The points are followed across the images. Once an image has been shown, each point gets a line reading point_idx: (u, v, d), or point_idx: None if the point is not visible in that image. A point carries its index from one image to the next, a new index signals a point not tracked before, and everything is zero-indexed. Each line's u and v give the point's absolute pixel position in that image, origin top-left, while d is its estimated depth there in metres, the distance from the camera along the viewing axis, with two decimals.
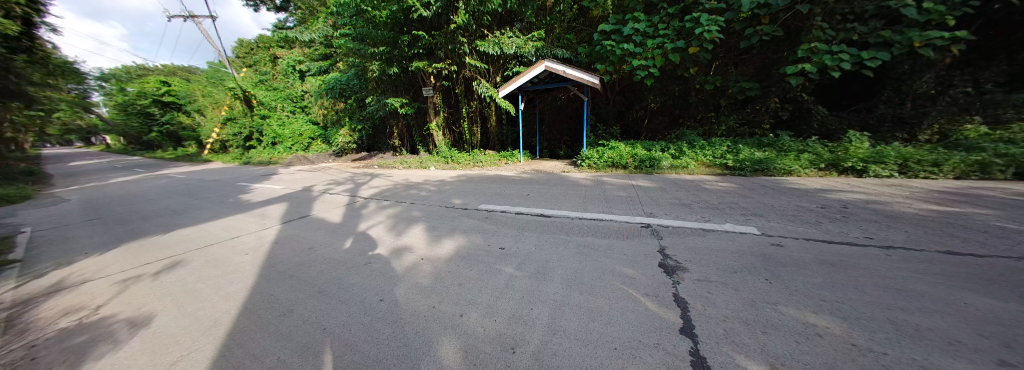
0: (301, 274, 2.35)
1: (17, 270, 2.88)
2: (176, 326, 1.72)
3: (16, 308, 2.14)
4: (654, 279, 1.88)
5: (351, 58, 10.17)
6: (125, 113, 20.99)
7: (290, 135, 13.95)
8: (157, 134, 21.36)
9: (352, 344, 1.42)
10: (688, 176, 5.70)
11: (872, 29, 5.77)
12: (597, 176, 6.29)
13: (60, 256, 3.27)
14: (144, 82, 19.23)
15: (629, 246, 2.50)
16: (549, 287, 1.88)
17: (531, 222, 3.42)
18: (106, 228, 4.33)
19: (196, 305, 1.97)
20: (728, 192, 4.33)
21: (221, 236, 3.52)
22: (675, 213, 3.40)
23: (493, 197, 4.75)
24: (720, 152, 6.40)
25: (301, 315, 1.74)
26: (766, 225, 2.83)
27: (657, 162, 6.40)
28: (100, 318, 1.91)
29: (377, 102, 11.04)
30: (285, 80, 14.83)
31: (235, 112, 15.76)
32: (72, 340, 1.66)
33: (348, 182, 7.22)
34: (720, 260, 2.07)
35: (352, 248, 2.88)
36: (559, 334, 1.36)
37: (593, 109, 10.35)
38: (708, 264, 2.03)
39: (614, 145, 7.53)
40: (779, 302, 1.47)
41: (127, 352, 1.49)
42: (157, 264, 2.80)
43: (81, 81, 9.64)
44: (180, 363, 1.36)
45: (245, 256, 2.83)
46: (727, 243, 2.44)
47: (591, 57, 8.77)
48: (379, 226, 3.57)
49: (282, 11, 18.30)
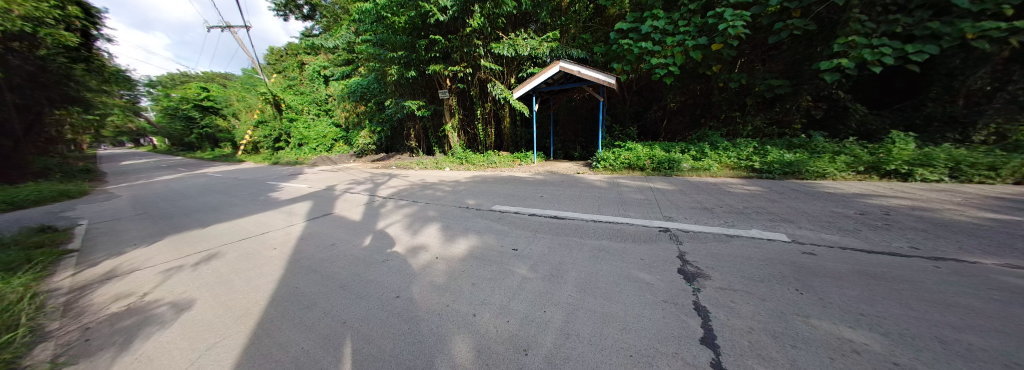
0: (323, 269, 2.45)
1: (75, 259, 3.19)
2: (210, 314, 1.84)
3: (75, 293, 2.38)
4: (673, 285, 1.81)
5: (372, 63, 10.56)
6: (170, 117, 22.88)
7: (315, 137, 14.66)
8: (196, 136, 23.06)
9: (370, 338, 1.47)
10: (710, 179, 5.48)
11: (916, 20, 5.34)
12: (613, 178, 6.18)
13: (111, 247, 3.59)
14: (187, 89, 20.86)
15: (646, 251, 2.43)
16: (561, 290, 1.86)
17: (545, 224, 3.40)
18: (152, 221, 4.74)
19: (228, 294, 2.12)
20: (753, 195, 4.12)
21: (253, 231, 3.76)
22: (696, 218, 3.27)
23: (506, 198, 4.76)
24: (745, 154, 6.10)
25: (323, 308, 1.82)
26: (796, 232, 2.67)
27: (675, 164, 6.20)
28: (148, 303, 2.09)
29: (395, 105, 11.39)
30: (311, 85, 15.58)
31: (266, 115, 16.76)
32: (120, 324, 1.83)
33: (367, 181, 7.49)
34: (750, 270, 1.96)
35: (370, 246, 2.98)
36: (572, 338, 1.35)
37: (608, 110, 10.20)
38: (734, 273, 1.93)
39: (631, 146, 7.35)
40: (811, 315, 1.38)
41: (168, 337, 1.63)
42: (195, 256, 3.02)
43: (131, 87, 10.63)
44: (214, 349, 1.47)
45: (273, 250, 2.99)
46: (752, 249, 2.32)
47: (607, 56, 8.63)
48: (396, 224, 3.67)
49: (309, 20, 19.26)
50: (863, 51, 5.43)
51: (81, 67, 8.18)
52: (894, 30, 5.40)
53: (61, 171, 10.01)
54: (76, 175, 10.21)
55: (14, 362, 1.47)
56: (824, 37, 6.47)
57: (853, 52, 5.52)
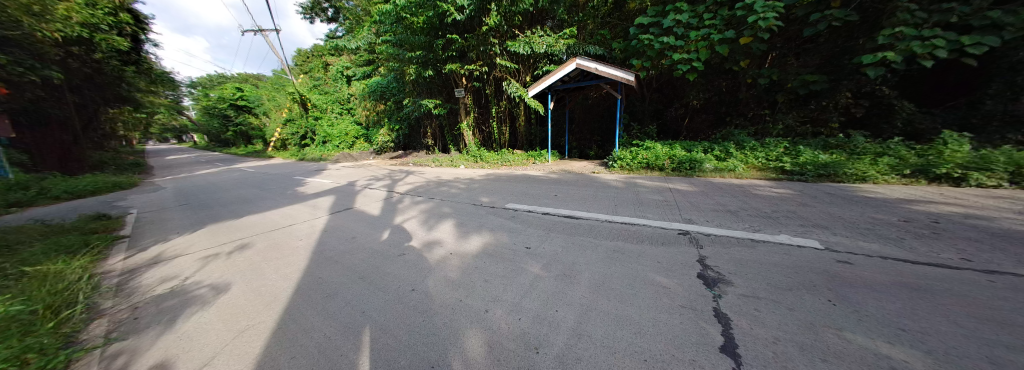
0: (344, 261, 2.57)
1: (126, 244, 3.52)
2: (244, 299, 1.99)
3: (126, 275, 2.63)
4: (691, 290, 1.75)
5: (391, 63, 10.86)
6: (209, 115, 24.59)
7: (338, 134, 15.30)
8: (232, 133, 24.68)
9: (387, 328, 1.53)
10: (735, 180, 5.22)
11: (975, 9, 4.84)
12: (629, 178, 6.04)
13: (156, 234, 3.93)
14: (224, 89, 22.36)
15: (664, 254, 2.36)
16: (574, 290, 1.85)
17: (558, 223, 3.38)
18: (193, 212, 5.13)
19: (259, 281, 2.27)
20: (781, 199, 3.89)
21: (281, 223, 3.99)
22: (718, 221, 3.14)
23: (521, 197, 4.77)
24: (775, 154, 5.76)
25: (344, 298, 1.91)
26: (829, 239, 2.50)
27: (697, 164, 5.97)
28: (187, 286, 2.28)
29: (412, 103, 11.67)
30: (334, 85, 16.24)
31: (294, 114, 17.68)
32: (164, 304, 2.01)
33: (386, 178, 7.73)
34: (777, 278, 1.85)
35: (388, 240, 3.08)
36: (584, 339, 1.34)
37: (626, 108, 9.96)
38: (760, 280, 1.84)
39: (650, 145, 7.14)
40: (844, 328, 1.29)
41: (207, 318, 1.77)
42: (230, 244, 3.25)
43: (174, 88, 11.51)
44: (246, 331, 1.58)
45: (299, 241, 3.16)
46: (780, 256, 2.19)
47: (625, 52, 8.40)
48: (412, 220, 3.77)
49: (333, 22, 20.06)
50: (912, 43, 4.98)
51: (130, 69, 9.03)
52: (948, 20, 4.91)
53: (115, 165, 11.01)
54: (128, 168, 11.20)
55: (74, 337, 1.66)
56: (866, 29, 5.99)
57: (899, 45, 5.07)
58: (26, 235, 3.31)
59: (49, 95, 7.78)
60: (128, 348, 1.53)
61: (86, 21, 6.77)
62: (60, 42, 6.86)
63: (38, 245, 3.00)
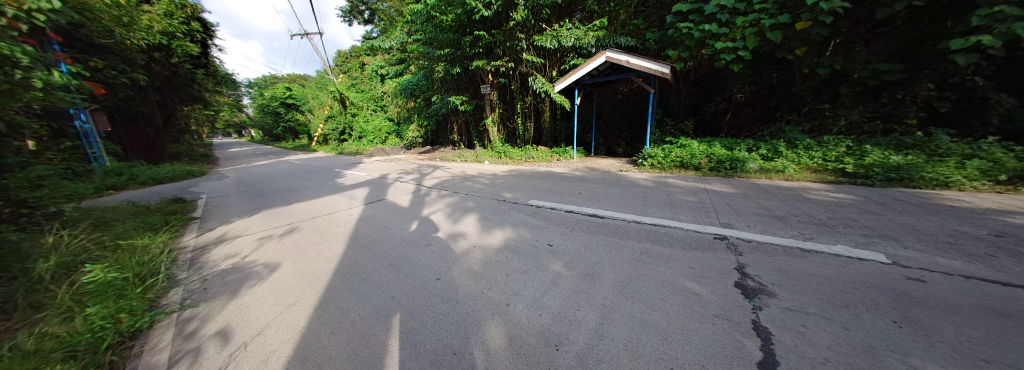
0: (377, 247, 2.74)
1: (198, 224, 4.06)
2: (291, 277, 2.20)
3: (198, 250, 3.03)
4: (726, 299, 1.63)
5: (421, 61, 11.25)
6: (264, 112, 27.35)
7: (372, 130, 16.28)
8: (282, 129, 27.22)
9: (414, 313, 1.61)
10: (783, 182, 4.74)
11: None
12: (659, 177, 5.76)
13: (220, 217, 4.47)
14: (275, 89, 24.65)
15: (696, 258, 2.22)
16: (597, 291, 1.80)
17: (582, 221, 3.31)
18: (249, 198, 5.77)
19: (304, 262, 2.50)
20: (837, 204, 3.49)
21: (323, 210, 4.35)
22: (762, 226, 2.88)
23: (544, 193, 4.74)
24: (834, 154, 5.14)
25: (376, 282, 2.03)
26: (897, 253, 2.18)
27: (736, 164, 5.53)
28: (245, 263, 2.57)
29: (440, 100, 12.02)
30: (369, 84, 17.22)
31: (335, 111, 19.07)
32: (228, 277, 2.29)
33: (415, 172, 8.09)
34: (833, 293, 1.65)
35: (416, 230, 3.22)
36: (606, 340, 1.31)
37: (660, 102, 9.51)
38: (811, 293, 1.66)
39: (686, 142, 6.71)
40: (909, 353, 1.13)
41: (261, 292, 1.99)
42: (281, 228, 3.61)
43: (235, 88, 12.91)
44: (293, 306, 1.76)
45: (338, 228, 3.42)
46: (835, 269, 1.95)
47: (661, 43, 7.93)
48: (439, 212, 3.91)
49: (369, 24, 21.20)
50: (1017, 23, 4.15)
51: (200, 71, 10.31)
52: None
53: (189, 156, 12.66)
54: (199, 158, 12.82)
55: (157, 301, 1.96)
56: None
57: (999, 26, 4.26)
58: (121, 214, 3.91)
59: (138, 95, 9.10)
60: (198, 314, 1.77)
61: (165, 30, 7.79)
62: (146, 48, 7.95)
63: (131, 223, 3.55)
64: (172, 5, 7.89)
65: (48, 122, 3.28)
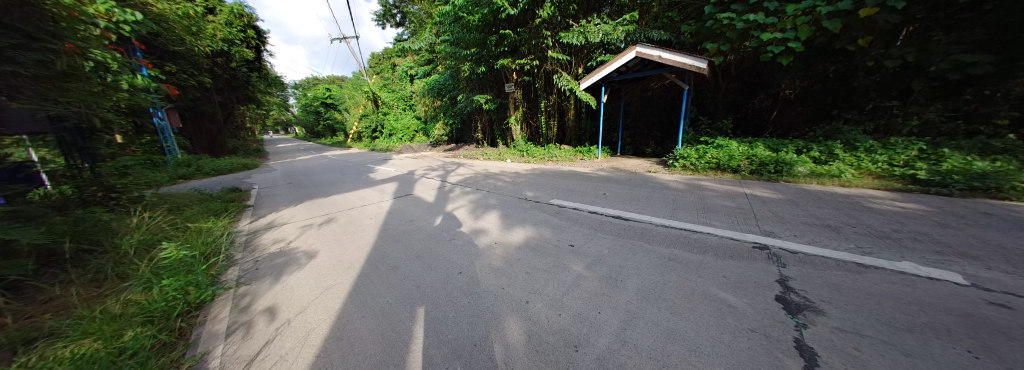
0: (404, 240, 2.88)
1: (251, 211, 4.53)
2: (328, 263, 2.38)
3: (251, 234, 3.38)
4: (765, 313, 1.52)
5: (448, 61, 11.54)
6: (307, 111, 29.74)
7: (402, 128, 17.07)
8: (321, 126, 29.39)
9: (437, 304, 1.68)
10: (836, 188, 4.28)
11: None
12: (690, 179, 5.47)
13: (269, 205, 4.95)
14: (316, 90, 26.63)
15: (731, 268, 2.09)
16: (620, 295, 1.76)
17: (605, 223, 3.25)
18: (293, 189, 6.33)
19: (340, 250, 2.69)
20: (902, 216, 3.09)
21: (357, 203, 4.64)
22: (810, 237, 2.63)
23: (567, 193, 4.69)
24: (902, 158, 4.55)
25: (403, 272, 2.14)
26: (981, 274, 1.88)
27: (780, 167, 5.10)
28: (289, 248, 2.83)
29: (466, 99, 12.29)
30: (400, 84, 18.02)
31: (368, 110, 20.21)
32: (275, 260, 2.54)
33: (440, 168, 8.35)
34: (896, 316, 1.47)
35: (441, 225, 3.34)
36: (628, 346, 1.28)
37: (695, 100, 9.04)
38: (869, 314, 1.48)
39: (724, 143, 6.28)
40: None
41: (303, 275, 2.18)
42: (319, 218, 3.91)
43: (282, 89, 14.13)
44: (329, 290, 1.91)
45: (370, 219, 3.65)
46: (898, 288, 1.74)
47: (697, 36, 7.49)
48: (462, 208, 4.01)
49: (400, 27, 22.14)
50: None
51: (254, 74, 11.42)
52: None
53: (244, 150, 14.12)
54: (252, 152, 14.25)
55: (218, 277, 2.23)
56: None
57: None
58: (190, 200, 4.48)
59: (203, 96, 10.28)
60: (251, 291, 1.99)
61: (226, 37, 8.73)
62: (210, 54, 8.95)
63: (198, 208, 4.06)
64: (232, 15, 8.80)
65: (133, 119, 3.82)
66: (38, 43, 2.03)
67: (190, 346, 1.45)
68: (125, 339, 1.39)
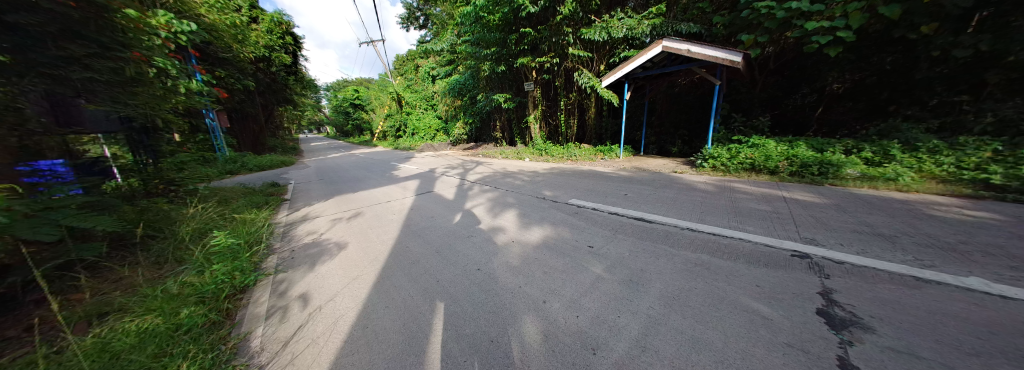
0: (425, 235, 2.97)
1: (288, 205, 4.89)
2: (355, 255, 2.52)
3: (287, 226, 3.65)
4: (804, 327, 1.40)
5: (468, 61, 11.71)
6: (337, 111, 31.53)
7: (424, 127, 17.61)
8: (350, 126, 31.03)
9: (456, 298, 1.73)
10: (891, 193, 3.87)
11: None
12: (719, 180, 5.18)
13: (304, 199, 5.31)
14: (346, 91, 28.12)
15: (766, 277, 1.95)
16: (641, 300, 1.71)
17: (627, 224, 3.16)
18: (325, 185, 6.74)
19: (366, 243, 2.83)
20: (972, 225, 2.74)
21: (381, 199, 4.86)
22: (860, 246, 2.40)
23: (586, 193, 4.62)
24: (975, 160, 4.02)
25: (423, 266, 2.22)
26: None
27: (823, 168, 4.71)
28: (320, 239, 3.02)
29: (485, 98, 12.43)
30: (422, 85, 18.58)
31: (392, 110, 21.04)
32: (308, 250, 2.73)
33: (460, 167, 8.53)
34: (963, 338, 1.29)
35: (460, 222, 3.41)
36: (648, 353, 1.24)
37: (727, 96, 8.51)
38: (930, 335, 1.32)
39: (760, 142, 5.87)
40: None
41: (332, 265, 2.32)
42: (347, 212, 4.14)
43: (315, 91, 15.07)
44: (356, 280, 2.02)
45: (393, 215, 3.80)
46: (966, 308, 1.52)
47: (731, 27, 7.04)
48: (481, 206, 4.07)
49: (423, 29, 22.81)
50: None
51: (292, 78, 12.29)
52: None
53: (282, 148, 15.24)
54: (289, 150, 15.35)
55: (259, 264, 2.43)
56: None
57: None
58: (237, 193, 4.92)
59: (248, 98, 11.23)
60: (287, 278, 2.15)
61: (268, 44, 9.46)
62: (254, 60, 9.76)
63: (243, 201, 4.45)
64: (272, 23, 9.52)
65: (188, 119, 4.24)
66: (110, 52, 2.31)
67: (235, 325, 1.59)
68: (181, 316, 1.56)
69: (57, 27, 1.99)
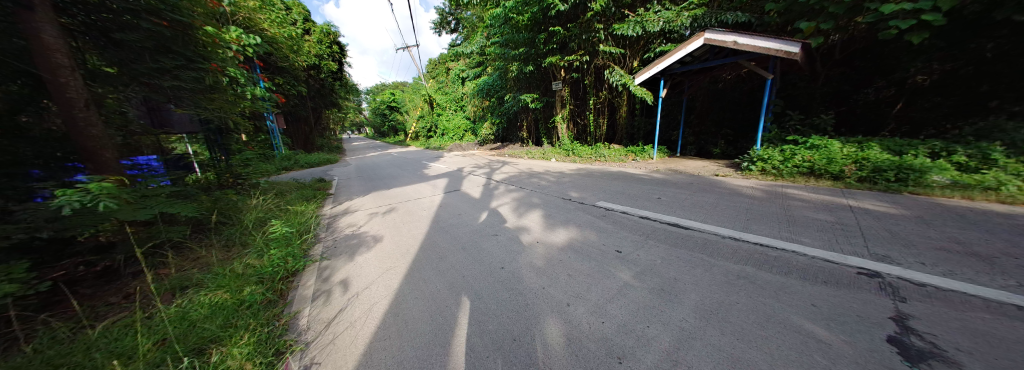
0: (453, 232, 3.08)
1: (332, 199, 5.35)
2: (388, 248, 2.69)
3: (330, 218, 3.99)
4: (868, 356, 1.24)
5: (497, 63, 11.91)
6: (375, 113, 33.78)
7: (453, 128, 18.20)
8: (386, 127, 33.10)
9: (481, 295, 1.78)
10: (990, 205, 3.26)
11: None
12: (767, 185, 4.75)
13: (345, 194, 5.77)
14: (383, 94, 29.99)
15: (824, 296, 1.75)
16: (673, 311, 1.63)
17: (659, 230, 3.01)
18: (363, 181, 7.27)
19: (398, 237, 3.01)
20: None
21: (412, 195, 5.12)
22: (948, 267, 2.04)
23: (614, 195, 4.48)
24: None
25: (451, 262, 2.31)
26: None
27: (899, 173, 4.13)
28: (358, 232, 3.28)
29: (513, 99, 12.53)
30: (452, 87, 19.23)
31: (424, 111, 22.03)
32: (348, 241, 2.96)
33: (487, 166, 8.70)
34: None
35: (486, 220, 3.49)
36: (678, 366, 1.19)
37: (781, 91, 7.69)
38: None
39: (820, 142, 5.26)
40: None
41: (369, 256, 2.51)
42: (382, 207, 4.43)
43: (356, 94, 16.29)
44: (390, 271, 2.16)
45: (423, 211, 3.99)
46: None
47: (786, 15, 6.37)
48: (506, 205, 4.13)
49: (454, 33, 23.61)
50: None
51: (337, 83, 13.45)
52: None
53: (327, 147, 16.69)
54: (333, 149, 16.78)
55: (308, 251, 2.70)
56: None
57: None
58: (290, 187, 5.50)
59: (300, 102, 12.48)
60: (330, 265, 2.37)
61: (318, 53, 10.45)
62: (307, 67, 10.84)
63: (295, 194, 4.95)
64: (322, 33, 10.47)
65: (253, 121, 4.83)
66: (194, 64, 2.69)
67: (287, 304, 1.79)
68: (245, 293, 1.80)
69: (152, 43, 2.39)
